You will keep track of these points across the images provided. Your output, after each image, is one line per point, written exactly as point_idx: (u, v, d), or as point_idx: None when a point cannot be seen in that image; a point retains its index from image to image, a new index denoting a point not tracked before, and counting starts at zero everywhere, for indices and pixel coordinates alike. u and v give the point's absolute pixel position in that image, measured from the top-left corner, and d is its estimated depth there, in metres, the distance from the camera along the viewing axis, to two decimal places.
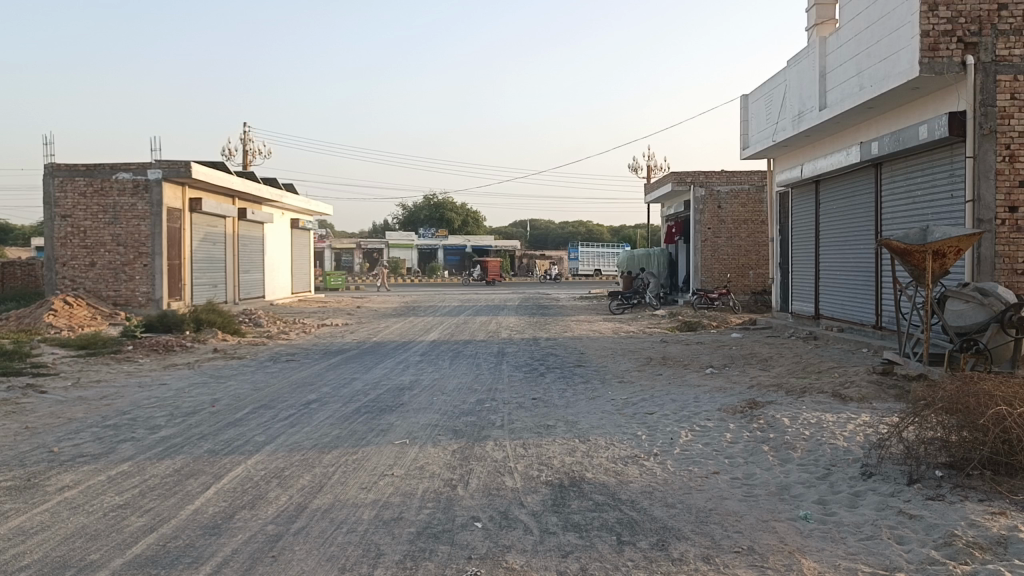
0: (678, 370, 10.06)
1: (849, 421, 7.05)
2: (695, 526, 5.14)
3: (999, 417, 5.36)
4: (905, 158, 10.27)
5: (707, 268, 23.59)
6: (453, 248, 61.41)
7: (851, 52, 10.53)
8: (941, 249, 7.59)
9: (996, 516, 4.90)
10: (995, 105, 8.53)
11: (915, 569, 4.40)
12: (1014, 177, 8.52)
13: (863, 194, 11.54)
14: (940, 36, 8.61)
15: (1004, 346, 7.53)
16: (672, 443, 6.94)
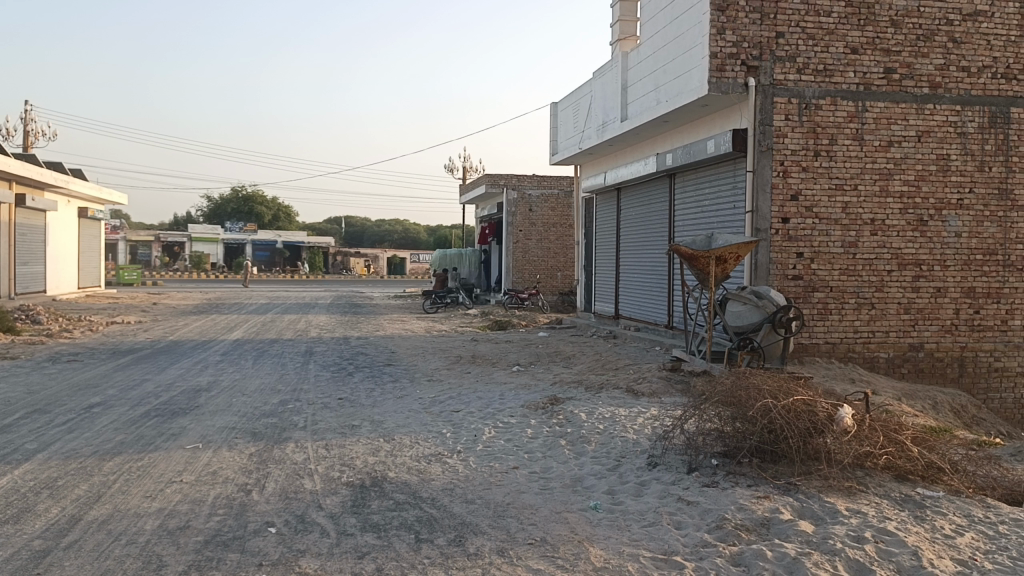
0: (486, 368, 10.24)
1: (640, 415, 7.47)
2: (492, 520, 5.25)
3: (766, 409, 5.91)
4: (696, 169, 11.03)
5: (518, 269, 24.19)
6: (263, 243, 59.03)
7: (650, 68, 11.18)
8: (723, 256, 8.24)
9: (761, 500, 5.38)
10: (772, 125, 9.33)
11: (689, 552, 4.74)
12: (787, 191, 9.38)
13: (659, 201, 12.30)
14: (726, 58, 9.38)
15: (775, 344, 8.27)
16: (475, 440, 7.05)
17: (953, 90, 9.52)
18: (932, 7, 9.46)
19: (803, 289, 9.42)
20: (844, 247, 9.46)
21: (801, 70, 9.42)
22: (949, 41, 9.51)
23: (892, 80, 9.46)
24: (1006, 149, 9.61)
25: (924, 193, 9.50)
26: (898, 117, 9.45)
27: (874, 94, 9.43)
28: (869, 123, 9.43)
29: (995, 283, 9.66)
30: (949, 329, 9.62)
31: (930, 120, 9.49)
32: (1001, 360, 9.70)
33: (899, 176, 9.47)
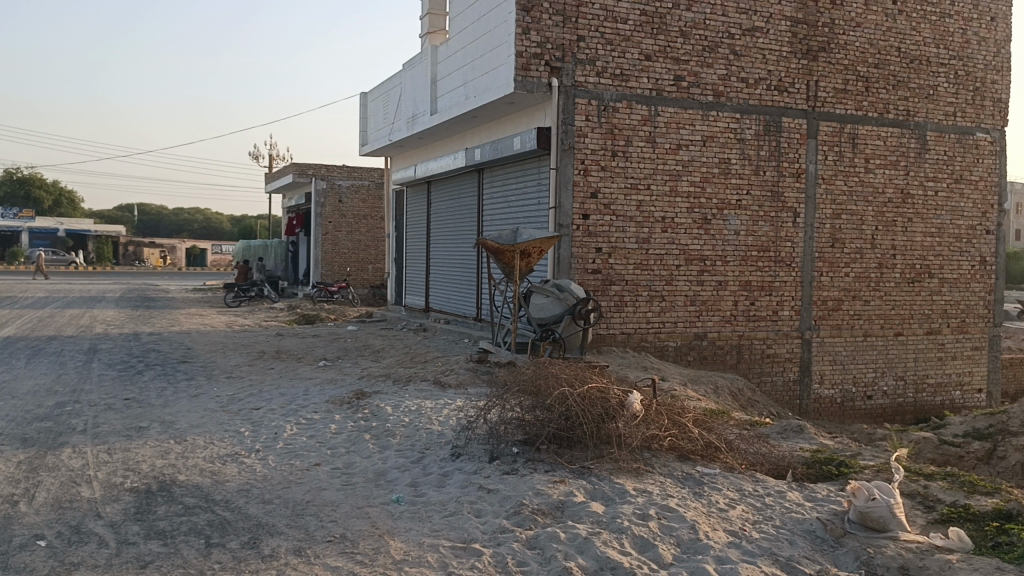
0: (290, 363, 9.92)
1: (445, 406, 7.54)
2: (290, 520, 5.09)
3: (562, 397, 6.22)
4: (503, 165, 11.28)
5: (328, 262, 23.65)
6: (43, 231, 53.82)
7: (458, 63, 11.28)
8: (527, 249, 8.51)
9: (557, 484, 5.60)
10: (574, 124, 9.72)
11: (487, 539, 4.84)
12: (587, 188, 9.81)
13: (468, 196, 12.45)
14: (531, 58, 9.64)
15: (574, 334, 8.70)
16: (275, 437, 6.81)
17: (734, 100, 10.34)
18: (716, 20, 10.19)
19: (601, 282, 9.89)
20: (639, 243, 10.02)
21: (600, 73, 9.85)
22: (731, 53, 10.29)
23: (681, 87, 10.12)
24: (777, 156, 10.58)
25: (708, 193, 10.28)
26: (686, 122, 10.14)
27: (665, 99, 10.05)
28: (661, 126, 10.05)
29: (768, 277, 10.62)
30: (729, 319, 10.47)
31: (714, 125, 10.27)
32: (773, 347, 10.69)
33: (687, 177, 10.17)
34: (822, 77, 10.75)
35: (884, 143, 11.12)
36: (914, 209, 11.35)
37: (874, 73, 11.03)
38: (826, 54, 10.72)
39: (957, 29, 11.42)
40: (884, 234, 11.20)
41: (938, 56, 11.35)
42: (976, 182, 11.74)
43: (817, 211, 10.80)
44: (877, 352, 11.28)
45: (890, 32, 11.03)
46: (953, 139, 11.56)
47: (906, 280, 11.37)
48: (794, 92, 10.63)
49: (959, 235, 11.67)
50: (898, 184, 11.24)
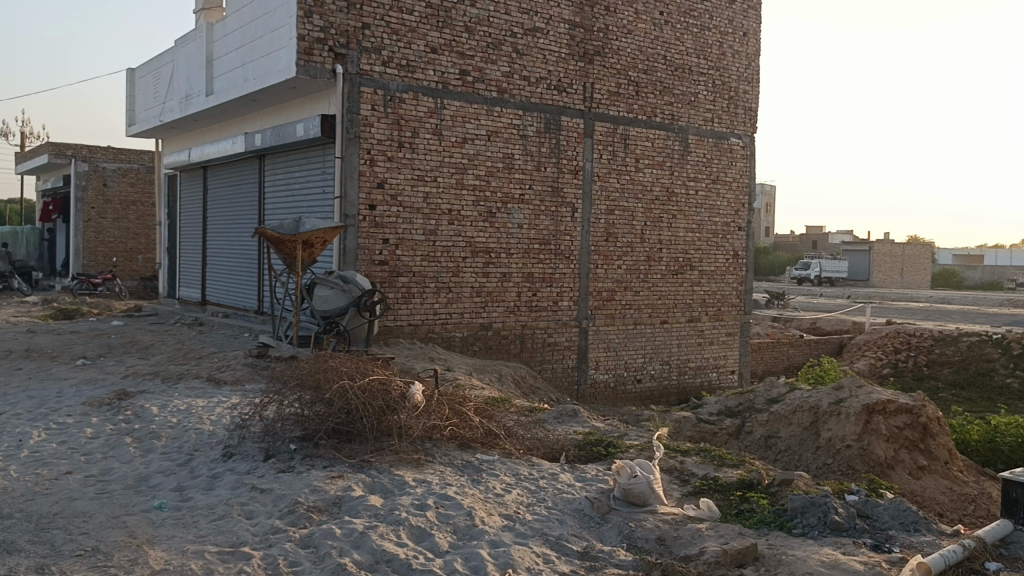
0: (42, 363, 8.98)
1: (218, 404, 7.16)
2: (32, 536, 4.61)
3: (342, 391, 6.16)
4: (286, 152, 10.88)
5: (90, 251, 21.69)
6: None
7: (236, 43, 10.72)
8: (310, 240, 8.28)
9: (334, 480, 5.50)
10: (359, 113, 9.55)
11: (258, 540, 4.66)
12: (373, 179, 9.68)
13: (248, 183, 11.89)
14: (314, 42, 9.35)
15: (360, 327, 8.58)
16: (18, 446, 6.13)
17: (516, 96, 10.65)
18: (499, 18, 10.42)
19: (388, 273, 9.82)
20: (425, 235, 10.05)
21: (386, 63, 9.74)
22: (513, 51, 10.57)
23: (466, 82, 10.26)
24: (557, 152, 11.03)
25: (493, 187, 10.52)
26: (471, 116, 10.30)
27: (451, 93, 10.15)
28: (447, 120, 10.13)
29: (549, 269, 11.06)
30: (513, 310, 10.78)
31: (497, 121, 10.52)
32: (552, 335, 11.17)
33: (472, 171, 10.35)
34: (598, 79, 11.32)
35: (652, 144, 11.92)
36: (678, 206, 12.29)
37: (643, 79, 11.80)
38: (601, 58, 11.31)
39: (714, 42, 12.48)
40: (652, 229, 12.03)
41: (698, 65, 12.33)
42: (730, 183, 12.90)
43: (593, 206, 11.39)
44: (646, 339, 12.12)
45: (657, 41, 11.85)
46: (711, 143, 12.63)
47: (671, 272, 12.29)
48: (571, 92, 11.12)
49: (716, 231, 12.79)
50: (664, 182, 12.11)
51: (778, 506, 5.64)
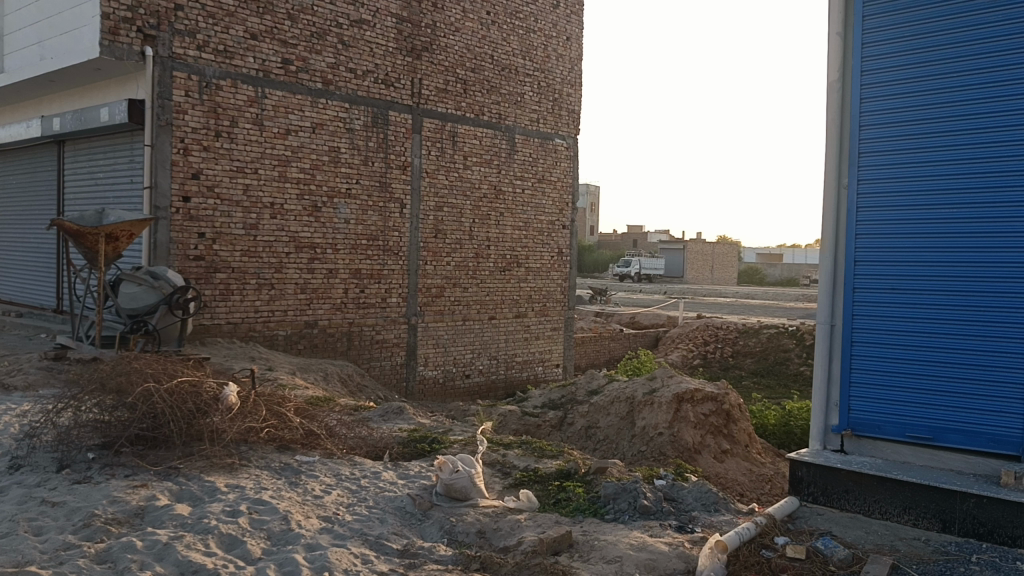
0: None
1: (5, 412, 6.52)
2: None
3: (147, 394, 5.77)
4: (90, 138, 10.08)
5: None
6: None
7: (31, 17, 9.79)
8: (114, 233, 7.71)
9: (137, 489, 5.15)
10: (171, 99, 8.99)
11: (47, 559, 4.27)
12: (187, 169, 9.15)
13: (46, 170, 10.91)
14: (119, 21, 8.69)
15: (172, 326, 8.15)
16: None
17: (342, 89, 10.42)
18: (324, 7, 10.15)
19: (204, 269, 9.32)
20: (245, 229, 9.62)
21: (202, 47, 9.21)
22: (339, 42, 10.34)
23: (289, 71, 9.92)
24: (385, 147, 10.91)
25: (318, 180, 10.24)
26: (294, 107, 9.97)
27: (272, 82, 9.77)
28: (268, 110, 9.75)
29: (376, 265, 10.92)
30: (339, 306, 10.56)
31: (323, 113, 10.25)
32: (381, 332, 11.05)
33: (296, 163, 10.02)
34: (425, 75, 11.29)
35: (480, 143, 12.05)
36: (505, 204, 12.50)
37: (471, 77, 11.89)
38: (428, 54, 11.30)
39: (539, 45, 12.80)
40: (480, 226, 12.17)
41: (524, 67, 12.59)
42: (555, 182, 13.28)
43: (421, 203, 11.36)
44: (474, 335, 12.25)
45: (484, 40, 11.99)
46: (537, 143, 12.93)
47: (498, 269, 12.48)
48: (399, 87, 11.02)
49: (541, 229, 13.12)
50: (491, 180, 12.27)
51: (592, 494, 5.86)
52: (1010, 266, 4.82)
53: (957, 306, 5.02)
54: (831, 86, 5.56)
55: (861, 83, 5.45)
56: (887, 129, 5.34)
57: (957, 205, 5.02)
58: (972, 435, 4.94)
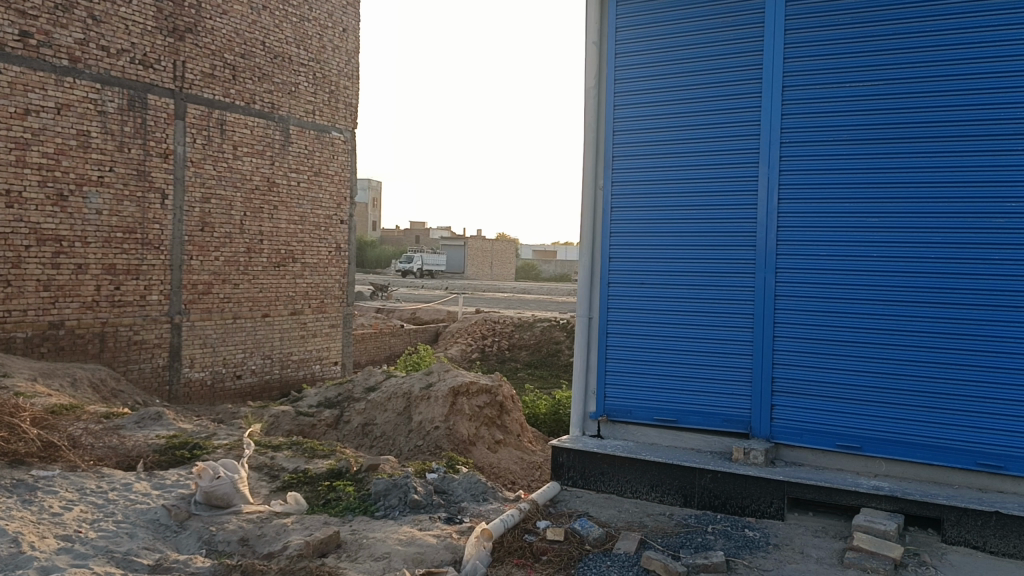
0: None
1: None
2: None
3: None
4: None
5: None
6: None
7: None
8: None
9: None
10: None
11: None
12: None
13: None
14: None
15: None
16: None
17: (93, 68, 9.53)
18: None
19: None
20: None
21: None
22: (88, 17, 9.44)
23: (28, 45, 8.90)
24: (144, 133, 10.13)
25: (63, 167, 9.30)
26: (35, 85, 8.97)
27: (8, 56, 8.72)
28: (4, 86, 8.69)
29: (134, 260, 10.11)
30: (91, 305, 9.66)
31: (69, 93, 9.31)
32: (140, 333, 10.24)
33: (37, 147, 9.03)
34: (189, 58, 10.60)
35: (251, 132, 11.53)
36: (279, 197, 12.06)
37: (240, 63, 11.33)
38: (193, 36, 10.63)
39: (314, 34, 12.46)
40: (252, 220, 11.65)
41: (298, 56, 12.20)
42: (332, 177, 12.99)
43: (185, 194, 10.67)
44: (245, 334, 11.70)
45: (254, 26, 11.47)
46: (313, 135, 12.58)
47: (271, 265, 12.02)
48: (160, 69, 10.26)
49: (318, 224, 12.79)
50: (264, 172, 11.77)
51: (363, 491, 5.81)
52: (740, 261, 5.36)
53: (696, 298, 5.50)
54: (589, 92, 5.88)
55: (615, 90, 5.80)
56: (637, 134, 5.73)
57: (697, 207, 5.50)
58: (708, 416, 5.44)
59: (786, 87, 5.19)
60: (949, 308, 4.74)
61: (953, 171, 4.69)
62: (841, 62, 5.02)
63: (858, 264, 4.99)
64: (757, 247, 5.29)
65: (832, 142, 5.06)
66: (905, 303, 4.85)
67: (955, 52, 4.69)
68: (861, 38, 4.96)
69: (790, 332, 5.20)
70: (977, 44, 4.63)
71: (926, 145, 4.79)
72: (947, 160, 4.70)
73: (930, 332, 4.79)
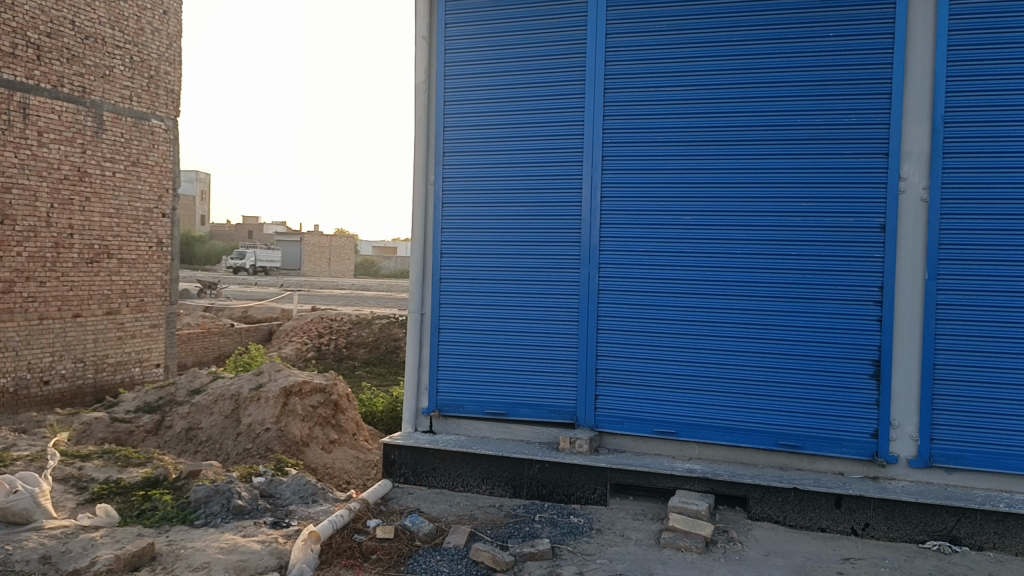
0: None
1: None
2: None
3: None
4: None
5: None
6: None
7: None
8: None
9: None
10: None
11: None
12: None
13: None
14: None
15: None
16: None
17: None
18: None
19: None
20: None
21: None
22: None
23: None
24: None
25: None
26: None
27: None
28: None
29: None
30: None
31: None
32: None
33: None
34: None
35: (59, 118, 10.65)
36: (91, 188, 11.22)
37: (46, 42, 10.41)
38: None
39: (131, 15, 11.69)
40: (60, 212, 10.78)
41: (113, 37, 11.39)
42: (152, 167, 12.23)
43: None
44: (53, 335, 10.81)
45: (62, 2, 10.60)
46: (131, 123, 11.80)
47: (83, 261, 11.17)
48: None
49: (136, 217, 12.02)
50: (73, 161, 10.92)
51: (182, 500, 5.50)
52: (565, 257, 5.52)
53: (524, 293, 5.61)
54: (419, 87, 5.84)
55: (445, 86, 5.79)
56: (466, 131, 5.75)
57: (524, 204, 5.60)
58: (537, 407, 5.57)
59: (608, 90, 5.39)
60: (753, 300, 5.11)
61: (756, 173, 5.08)
62: (658, 68, 5.28)
63: (674, 260, 5.28)
64: (581, 243, 5.46)
65: (650, 143, 5.31)
66: (715, 296, 5.19)
67: (756, 63, 5.08)
68: (676, 46, 5.24)
69: (612, 325, 5.42)
70: (775, 57, 5.04)
71: (733, 148, 5.13)
72: (750, 163, 5.09)
73: (737, 323, 5.15)
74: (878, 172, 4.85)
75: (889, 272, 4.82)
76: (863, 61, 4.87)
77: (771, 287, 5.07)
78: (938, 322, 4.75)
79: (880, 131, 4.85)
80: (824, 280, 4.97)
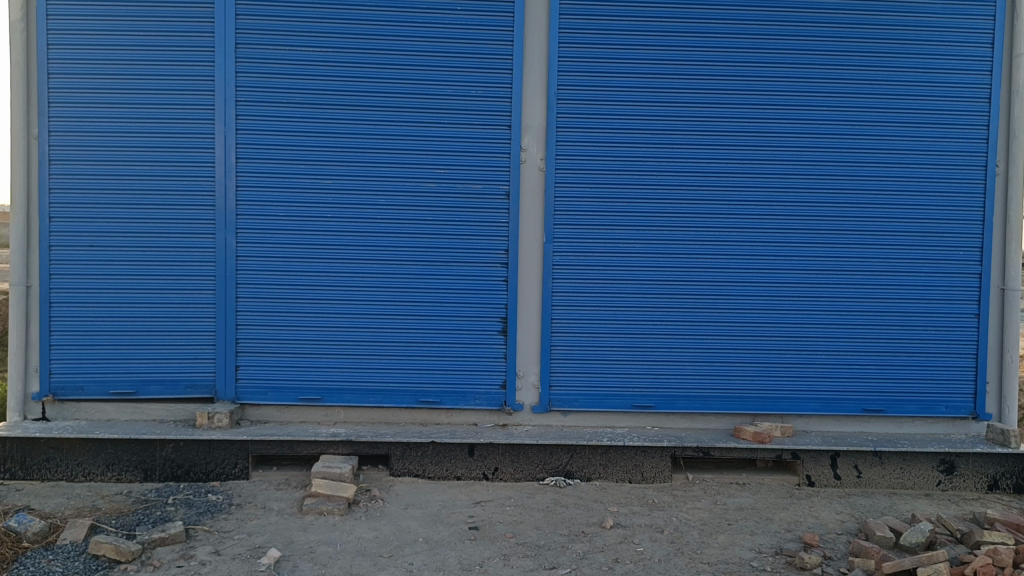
0: None
1: None
2: None
3: None
4: None
5: None
6: None
7: None
8: None
9: None
10: None
11: None
12: None
13: None
14: None
15: None
16: None
17: None
18: None
19: None
20: None
21: None
22: None
23: None
24: None
25: None
26: None
27: None
28: None
29: None
30: None
31: None
32: None
33: None
34: None
35: None
36: None
37: None
38: None
39: None
40: None
41: None
42: None
43: None
44: None
45: None
46: None
47: None
48: None
49: None
50: None
51: None
52: (198, 221, 5.20)
53: (151, 261, 5.19)
54: (13, 25, 5.02)
55: (46, 27, 5.06)
56: (79, 81, 5.10)
57: (147, 163, 5.15)
58: (169, 383, 5.22)
59: (240, 45, 5.13)
60: (392, 263, 5.25)
61: (393, 140, 5.19)
62: (292, 28, 5.12)
63: (314, 225, 5.21)
64: (215, 207, 5.18)
65: (286, 104, 5.16)
66: (356, 261, 5.24)
67: (390, 31, 5.15)
68: (310, 4, 5.12)
69: (252, 292, 5.24)
70: (407, 26, 5.15)
71: (369, 114, 5.18)
72: (388, 129, 5.18)
73: (379, 286, 5.26)
74: (501, 143, 5.22)
75: (513, 237, 5.24)
76: (487, 36, 5.17)
77: (409, 250, 5.25)
78: (554, 281, 5.26)
79: (502, 104, 5.21)
80: (455, 244, 5.25)
